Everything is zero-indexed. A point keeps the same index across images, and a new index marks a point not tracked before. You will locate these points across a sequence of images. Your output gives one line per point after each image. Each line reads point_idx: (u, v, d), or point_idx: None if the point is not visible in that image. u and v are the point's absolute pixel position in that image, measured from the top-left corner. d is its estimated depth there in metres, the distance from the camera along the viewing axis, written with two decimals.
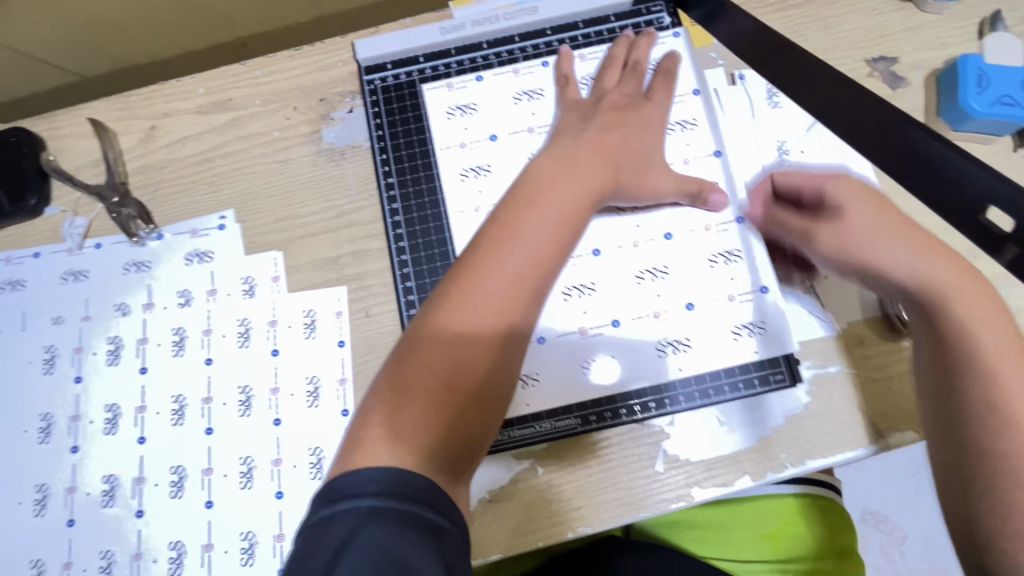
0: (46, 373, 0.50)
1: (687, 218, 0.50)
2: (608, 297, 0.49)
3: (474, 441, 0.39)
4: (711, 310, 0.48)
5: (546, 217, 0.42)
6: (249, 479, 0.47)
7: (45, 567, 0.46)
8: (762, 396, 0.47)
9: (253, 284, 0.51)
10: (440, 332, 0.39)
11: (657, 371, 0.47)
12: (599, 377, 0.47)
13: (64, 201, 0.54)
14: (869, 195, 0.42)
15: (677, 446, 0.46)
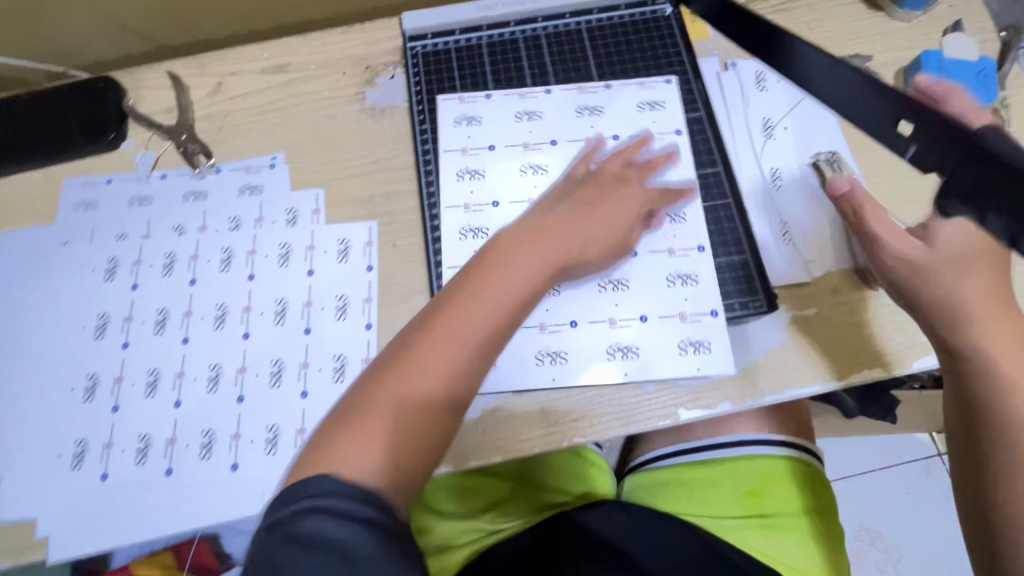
0: (108, 279, 0.57)
1: (651, 244, 0.54)
2: (569, 298, 0.52)
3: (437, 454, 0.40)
4: (654, 260, 0.53)
5: (531, 243, 0.46)
6: (279, 379, 0.52)
7: (88, 446, 0.51)
8: (717, 335, 0.51)
9: (296, 214, 0.58)
10: (421, 347, 0.40)
11: (592, 302, 0.52)
12: (542, 301, 0.52)
13: (137, 139, 0.62)
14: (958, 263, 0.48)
15: (631, 366, 0.51)
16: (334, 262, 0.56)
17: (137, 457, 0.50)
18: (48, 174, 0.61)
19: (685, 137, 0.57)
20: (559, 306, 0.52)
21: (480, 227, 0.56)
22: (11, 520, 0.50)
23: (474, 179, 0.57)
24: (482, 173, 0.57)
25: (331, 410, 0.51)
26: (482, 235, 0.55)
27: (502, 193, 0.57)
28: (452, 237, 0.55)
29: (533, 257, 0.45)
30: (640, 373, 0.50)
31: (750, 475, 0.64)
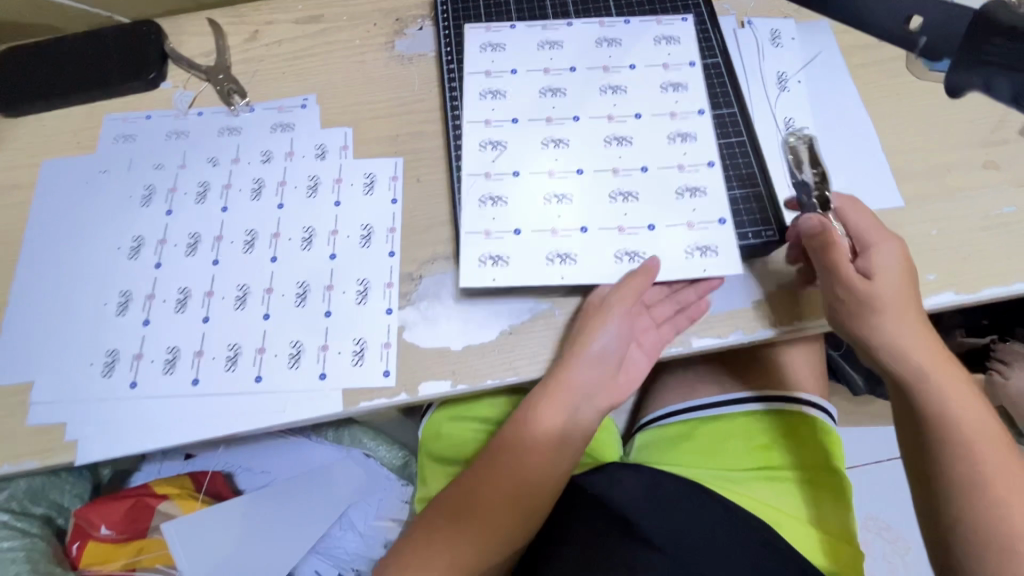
0: (144, 205, 0.59)
1: (665, 157, 0.55)
2: (582, 208, 0.54)
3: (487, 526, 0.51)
4: (663, 175, 0.54)
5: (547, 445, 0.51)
6: (304, 299, 0.54)
7: (119, 355, 0.53)
8: (723, 243, 0.52)
9: (325, 150, 0.60)
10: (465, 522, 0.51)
11: (602, 211, 0.53)
12: (556, 208, 0.54)
13: (176, 79, 0.65)
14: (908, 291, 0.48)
15: (637, 267, 0.52)
16: (361, 194, 0.58)
17: (165, 367, 0.52)
18: (90, 108, 0.64)
19: (697, 70, 0.58)
20: (573, 213, 0.53)
21: (500, 141, 0.57)
22: (43, 422, 0.52)
23: (496, 100, 0.59)
24: (504, 93, 0.59)
25: (353, 328, 0.53)
26: (501, 149, 0.56)
27: (521, 111, 0.58)
28: (472, 148, 0.57)
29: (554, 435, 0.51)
30: (647, 272, 0.50)
31: (760, 429, 0.64)
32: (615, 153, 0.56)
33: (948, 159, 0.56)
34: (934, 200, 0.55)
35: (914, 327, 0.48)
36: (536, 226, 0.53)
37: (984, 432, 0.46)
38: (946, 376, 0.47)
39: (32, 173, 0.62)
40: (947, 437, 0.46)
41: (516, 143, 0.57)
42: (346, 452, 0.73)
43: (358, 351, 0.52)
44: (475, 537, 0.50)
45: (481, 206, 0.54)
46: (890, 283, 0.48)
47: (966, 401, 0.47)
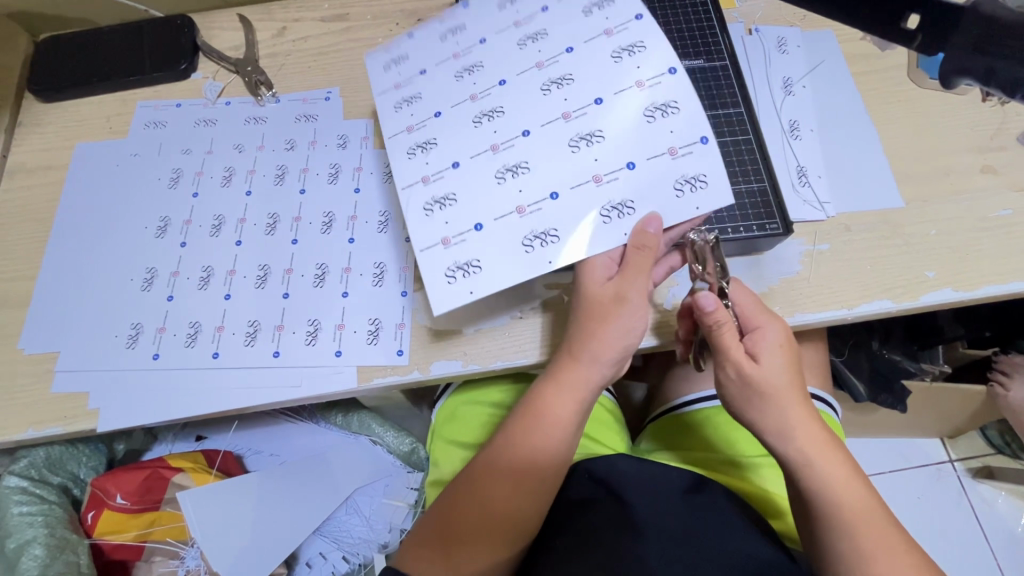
0: (172, 186, 0.62)
1: (617, 82, 0.48)
2: (543, 171, 0.47)
3: (490, 526, 0.49)
4: (622, 102, 0.47)
5: (544, 447, 0.49)
6: (322, 279, 0.56)
7: (143, 328, 0.55)
8: (709, 161, 0.46)
9: (346, 140, 0.63)
10: (467, 519, 0.49)
11: (573, 165, 0.47)
12: (514, 183, 0.48)
13: (206, 71, 0.68)
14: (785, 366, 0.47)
15: (631, 224, 0.46)
16: (379, 183, 0.60)
17: (187, 340, 0.54)
18: (124, 96, 0.67)
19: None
20: (536, 183, 0.47)
21: (428, 141, 0.50)
22: (66, 390, 0.53)
23: (413, 104, 0.52)
24: (419, 97, 0.52)
25: (369, 309, 0.55)
26: (432, 147, 0.50)
27: (442, 100, 0.51)
28: (400, 157, 0.50)
29: (551, 437, 0.49)
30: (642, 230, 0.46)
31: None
32: (558, 101, 0.49)
33: (947, 164, 0.58)
34: (934, 201, 0.57)
35: (795, 408, 0.47)
36: (494, 212, 0.47)
37: (865, 512, 0.46)
38: (827, 459, 0.47)
39: (65, 155, 0.65)
40: (829, 515, 0.46)
41: (446, 135, 0.50)
42: (354, 437, 0.75)
43: (373, 330, 0.54)
44: (475, 543, 0.49)
45: (428, 214, 0.48)
46: (769, 365, 0.47)
47: (845, 483, 0.46)
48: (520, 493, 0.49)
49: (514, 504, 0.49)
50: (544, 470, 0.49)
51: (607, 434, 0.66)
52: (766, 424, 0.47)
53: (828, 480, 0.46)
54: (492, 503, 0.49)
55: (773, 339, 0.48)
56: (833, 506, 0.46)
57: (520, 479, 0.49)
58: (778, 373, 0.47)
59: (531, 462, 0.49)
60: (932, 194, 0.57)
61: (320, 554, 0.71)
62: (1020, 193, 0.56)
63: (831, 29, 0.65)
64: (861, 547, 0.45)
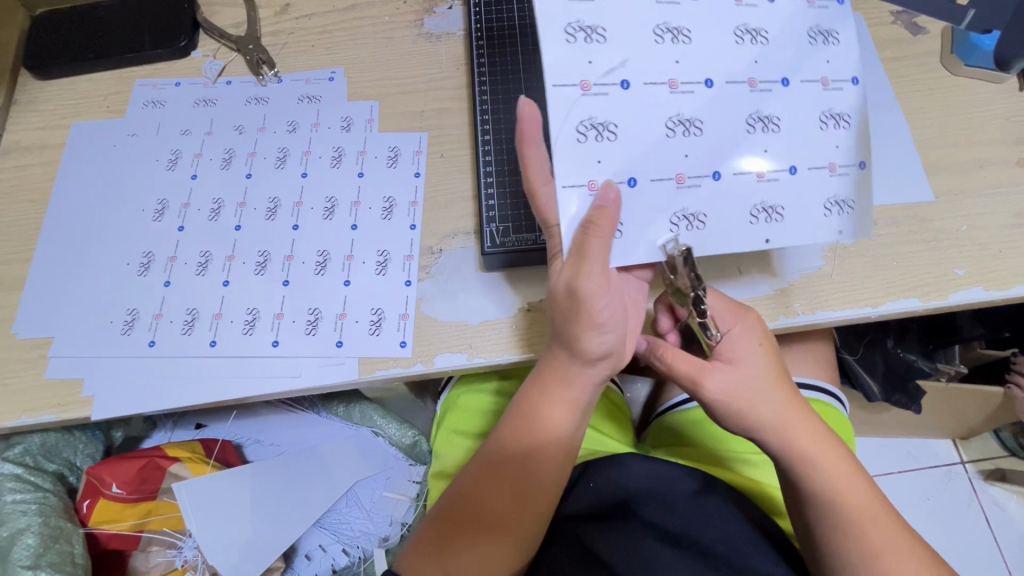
0: (169, 168, 0.60)
1: (803, 65, 0.44)
2: (714, 143, 0.42)
3: (484, 532, 0.47)
4: (804, 93, 0.43)
5: (538, 451, 0.48)
6: (323, 267, 0.54)
7: (139, 315, 0.53)
8: (859, 189, 0.44)
9: (350, 122, 0.60)
10: (462, 525, 0.47)
11: (738, 144, 0.43)
12: (683, 143, 0.42)
13: (206, 49, 0.66)
14: (775, 368, 0.46)
15: (775, 229, 0.43)
16: (384, 167, 0.58)
17: (184, 327, 0.53)
18: (121, 74, 0.65)
19: None
20: (703, 152, 0.42)
21: (595, 26, 0.41)
22: (61, 375, 0.52)
23: None
24: None
25: (371, 298, 0.53)
26: (597, 40, 0.41)
27: None
28: (555, 35, 0.40)
29: (547, 441, 0.48)
30: (784, 239, 0.43)
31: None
32: (747, 59, 0.43)
33: (981, 154, 0.55)
34: (967, 194, 0.54)
35: (790, 409, 0.46)
36: (648, 162, 0.41)
37: (867, 512, 0.45)
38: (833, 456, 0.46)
39: (61, 134, 0.63)
40: (829, 513, 0.45)
41: (620, 39, 0.41)
42: (355, 429, 0.74)
43: (375, 320, 0.52)
44: (469, 550, 0.46)
45: (582, 140, 0.40)
46: (752, 373, 0.45)
47: (846, 483, 0.45)
48: (513, 498, 0.48)
49: (508, 508, 0.47)
50: (536, 474, 0.48)
51: (616, 433, 0.65)
52: (768, 424, 0.45)
53: (829, 479, 0.45)
54: (485, 509, 0.47)
55: (756, 334, 0.46)
56: (833, 503, 0.45)
57: (519, 482, 0.48)
58: (769, 375, 0.46)
59: (526, 464, 0.48)
60: (963, 186, 0.54)
61: (320, 547, 0.70)
62: None
63: (861, 12, 0.62)
64: (855, 544, 0.44)
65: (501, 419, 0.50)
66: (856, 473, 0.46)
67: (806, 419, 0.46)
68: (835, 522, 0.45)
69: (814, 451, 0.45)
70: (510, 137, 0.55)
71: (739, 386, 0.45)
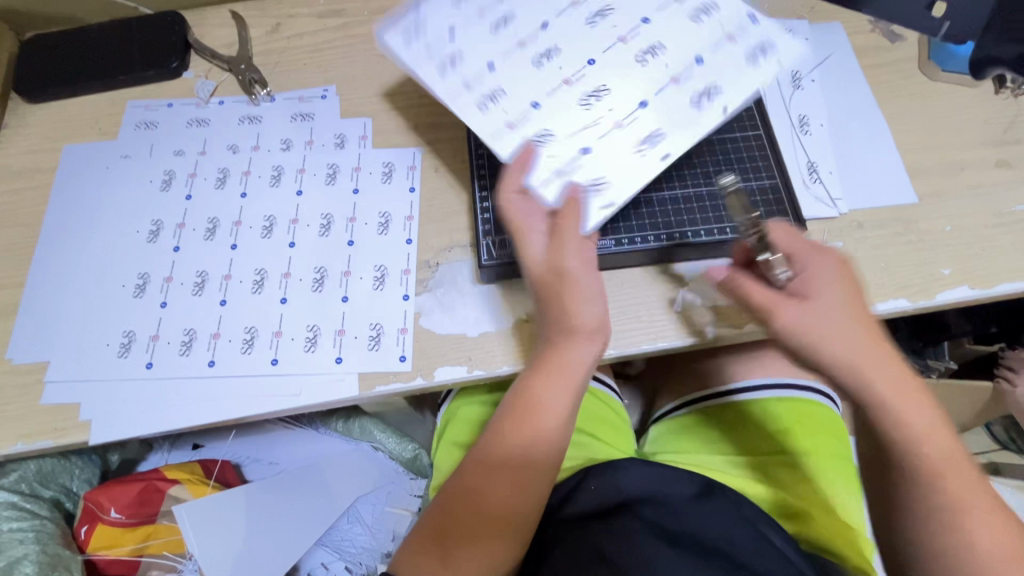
0: (163, 189, 0.60)
1: (681, 50, 0.54)
2: (614, 129, 0.51)
3: (486, 527, 0.47)
4: (690, 78, 0.52)
5: (539, 439, 0.48)
6: (321, 284, 0.54)
7: (135, 337, 0.53)
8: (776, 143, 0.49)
9: (344, 139, 0.61)
10: (463, 523, 0.48)
11: (641, 127, 0.51)
12: (583, 136, 0.51)
13: (198, 69, 0.66)
14: (862, 313, 0.45)
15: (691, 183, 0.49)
16: (379, 183, 0.59)
17: (181, 348, 0.53)
18: (113, 96, 0.65)
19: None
20: (607, 145, 0.51)
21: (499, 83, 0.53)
22: (57, 401, 0.51)
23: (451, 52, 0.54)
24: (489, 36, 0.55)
25: (370, 314, 0.53)
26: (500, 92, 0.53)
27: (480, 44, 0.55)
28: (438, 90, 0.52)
29: (548, 427, 0.48)
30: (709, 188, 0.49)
31: (776, 416, 0.60)
32: (633, 64, 0.53)
33: (961, 157, 0.57)
34: (949, 196, 0.55)
35: (886, 364, 0.43)
36: (566, 142, 0.51)
37: (954, 465, 0.43)
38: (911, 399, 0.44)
39: (53, 158, 0.62)
40: (914, 481, 0.44)
41: (512, 82, 0.53)
42: (356, 444, 0.74)
43: (374, 336, 0.52)
44: (472, 546, 0.47)
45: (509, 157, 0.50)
46: (833, 316, 0.44)
47: (930, 434, 0.43)
48: (514, 492, 0.48)
49: (509, 500, 0.48)
50: (537, 464, 0.48)
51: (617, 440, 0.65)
52: (846, 373, 0.43)
53: (914, 432, 0.43)
54: (488, 505, 0.47)
55: (839, 266, 0.46)
56: (915, 460, 0.43)
57: (518, 479, 0.48)
58: (863, 317, 0.45)
59: (526, 456, 0.48)
60: (946, 187, 0.56)
61: (322, 565, 0.70)
62: None
63: (841, 22, 0.64)
64: (941, 505, 0.43)
65: (500, 408, 0.50)
66: (942, 421, 0.44)
67: (897, 363, 0.44)
68: (922, 482, 0.43)
69: (892, 408, 0.43)
70: None
71: (833, 325, 0.44)
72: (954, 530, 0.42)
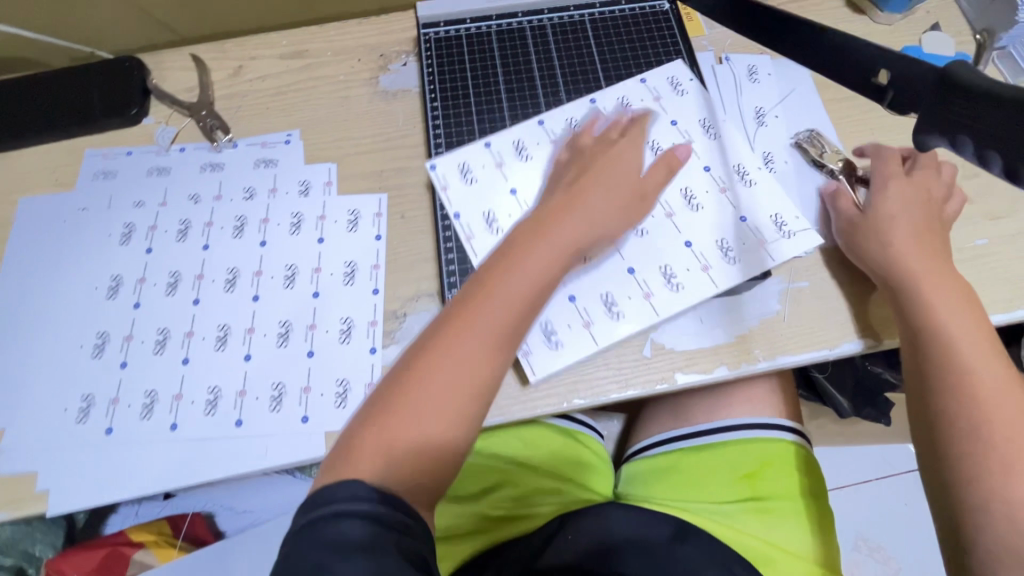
0: (123, 243, 0.58)
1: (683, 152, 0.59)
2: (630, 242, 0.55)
3: (448, 400, 0.42)
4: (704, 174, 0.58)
5: (516, 301, 0.46)
6: (286, 339, 0.53)
7: (95, 400, 0.52)
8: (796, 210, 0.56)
9: (308, 186, 0.60)
10: (420, 396, 0.42)
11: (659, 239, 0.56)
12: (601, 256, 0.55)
13: (159, 115, 0.65)
14: (919, 224, 0.52)
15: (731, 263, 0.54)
16: (344, 232, 0.58)
17: (143, 412, 0.51)
18: (70, 145, 0.64)
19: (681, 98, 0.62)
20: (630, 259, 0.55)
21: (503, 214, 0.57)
22: (13, 471, 0.50)
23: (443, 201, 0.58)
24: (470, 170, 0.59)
25: (336, 370, 0.52)
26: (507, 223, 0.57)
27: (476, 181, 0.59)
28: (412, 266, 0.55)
29: (523, 296, 0.46)
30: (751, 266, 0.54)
31: (744, 460, 0.60)
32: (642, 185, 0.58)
33: None
34: None
35: (931, 266, 0.50)
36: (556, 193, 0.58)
37: (993, 371, 0.47)
38: (944, 295, 0.49)
39: (8, 211, 0.61)
40: (959, 382, 0.47)
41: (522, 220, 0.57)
42: None
43: (341, 393, 0.51)
44: (436, 422, 0.42)
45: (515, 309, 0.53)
46: (899, 214, 0.53)
47: (973, 337, 0.48)
48: (482, 363, 0.44)
49: (479, 368, 0.44)
50: (509, 338, 0.45)
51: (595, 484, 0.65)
52: (890, 272, 0.51)
53: (959, 334, 0.48)
54: (451, 374, 0.43)
55: (909, 195, 0.54)
56: (959, 359, 0.47)
57: (472, 376, 0.43)
58: (920, 232, 0.52)
59: (498, 323, 0.45)
60: None
61: None
62: (994, 222, 0.56)
63: None
64: (979, 408, 0.45)
65: (471, 278, 0.48)
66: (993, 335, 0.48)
67: (948, 272, 0.50)
68: (966, 384, 0.46)
69: (943, 305, 0.49)
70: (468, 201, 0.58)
71: (879, 222, 0.53)
72: (989, 434, 0.45)
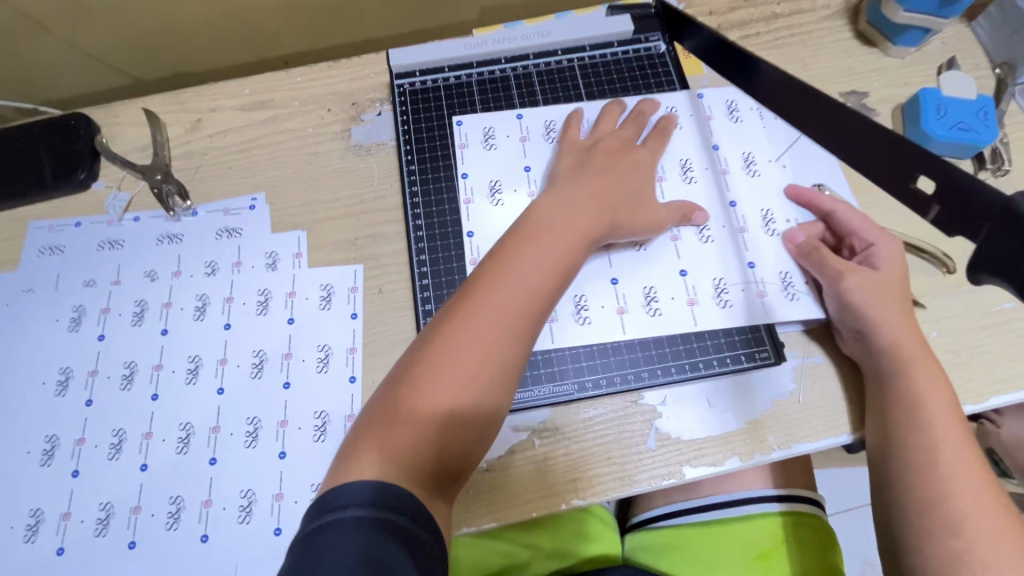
0: (72, 329, 0.53)
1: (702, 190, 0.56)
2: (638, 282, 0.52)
3: (464, 381, 0.38)
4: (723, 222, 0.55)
5: (533, 273, 0.43)
6: (255, 438, 0.48)
7: (44, 516, 0.47)
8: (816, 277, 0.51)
9: (276, 259, 0.55)
10: (432, 377, 0.38)
11: (670, 281, 0.53)
12: (607, 301, 0.52)
13: (109, 178, 0.59)
14: (898, 296, 0.48)
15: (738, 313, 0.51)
16: (317, 310, 0.53)
17: (97, 528, 0.46)
18: (12, 216, 0.58)
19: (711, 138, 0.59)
20: (637, 308, 0.52)
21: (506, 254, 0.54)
22: None
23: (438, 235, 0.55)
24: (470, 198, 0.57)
25: (310, 473, 0.47)
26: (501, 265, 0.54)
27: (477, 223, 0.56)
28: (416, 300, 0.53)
29: (539, 272, 0.43)
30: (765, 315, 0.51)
31: (755, 539, 0.56)
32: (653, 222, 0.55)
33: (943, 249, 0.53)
34: (933, 294, 0.52)
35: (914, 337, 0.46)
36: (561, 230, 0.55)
37: (974, 469, 0.42)
38: (927, 375, 0.45)
39: None
40: (927, 476, 0.42)
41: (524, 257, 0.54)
42: None
43: None
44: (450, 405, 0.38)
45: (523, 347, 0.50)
46: (887, 277, 0.49)
47: (954, 426, 0.43)
48: (501, 340, 0.40)
49: (497, 344, 0.40)
50: (530, 316, 0.42)
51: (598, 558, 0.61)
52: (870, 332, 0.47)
53: (940, 423, 0.43)
54: (467, 349, 0.39)
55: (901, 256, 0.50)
56: (937, 450, 0.42)
57: (498, 338, 0.40)
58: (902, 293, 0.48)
59: (518, 296, 0.42)
60: (931, 283, 0.52)
61: None
62: None
63: None
64: (949, 508, 0.40)
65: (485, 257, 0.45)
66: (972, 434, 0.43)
67: (928, 351, 0.46)
68: (938, 479, 0.41)
69: (925, 387, 0.44)
70: (449, 277, 0.54)
71: (867, 278, 0.48)
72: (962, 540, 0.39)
